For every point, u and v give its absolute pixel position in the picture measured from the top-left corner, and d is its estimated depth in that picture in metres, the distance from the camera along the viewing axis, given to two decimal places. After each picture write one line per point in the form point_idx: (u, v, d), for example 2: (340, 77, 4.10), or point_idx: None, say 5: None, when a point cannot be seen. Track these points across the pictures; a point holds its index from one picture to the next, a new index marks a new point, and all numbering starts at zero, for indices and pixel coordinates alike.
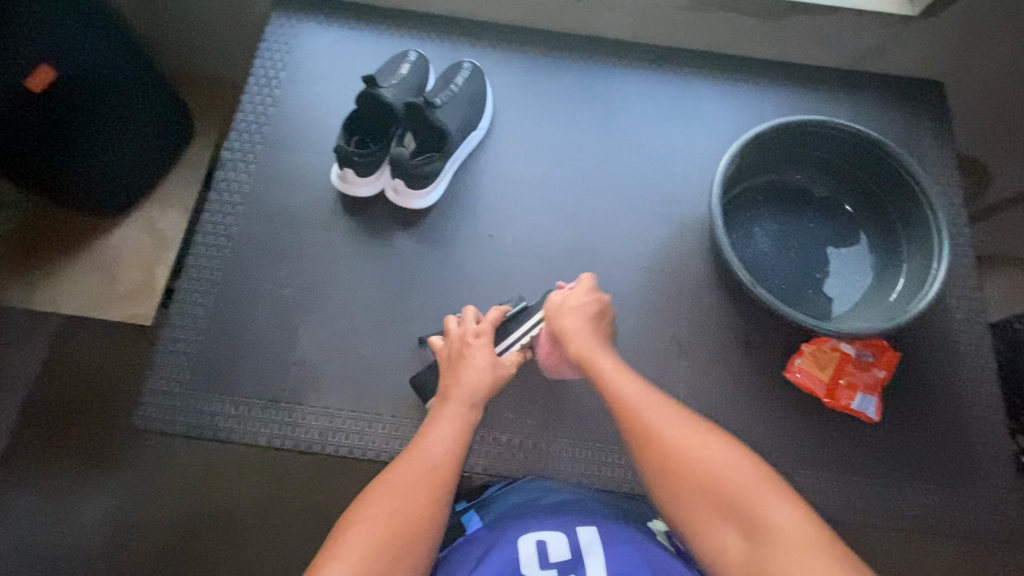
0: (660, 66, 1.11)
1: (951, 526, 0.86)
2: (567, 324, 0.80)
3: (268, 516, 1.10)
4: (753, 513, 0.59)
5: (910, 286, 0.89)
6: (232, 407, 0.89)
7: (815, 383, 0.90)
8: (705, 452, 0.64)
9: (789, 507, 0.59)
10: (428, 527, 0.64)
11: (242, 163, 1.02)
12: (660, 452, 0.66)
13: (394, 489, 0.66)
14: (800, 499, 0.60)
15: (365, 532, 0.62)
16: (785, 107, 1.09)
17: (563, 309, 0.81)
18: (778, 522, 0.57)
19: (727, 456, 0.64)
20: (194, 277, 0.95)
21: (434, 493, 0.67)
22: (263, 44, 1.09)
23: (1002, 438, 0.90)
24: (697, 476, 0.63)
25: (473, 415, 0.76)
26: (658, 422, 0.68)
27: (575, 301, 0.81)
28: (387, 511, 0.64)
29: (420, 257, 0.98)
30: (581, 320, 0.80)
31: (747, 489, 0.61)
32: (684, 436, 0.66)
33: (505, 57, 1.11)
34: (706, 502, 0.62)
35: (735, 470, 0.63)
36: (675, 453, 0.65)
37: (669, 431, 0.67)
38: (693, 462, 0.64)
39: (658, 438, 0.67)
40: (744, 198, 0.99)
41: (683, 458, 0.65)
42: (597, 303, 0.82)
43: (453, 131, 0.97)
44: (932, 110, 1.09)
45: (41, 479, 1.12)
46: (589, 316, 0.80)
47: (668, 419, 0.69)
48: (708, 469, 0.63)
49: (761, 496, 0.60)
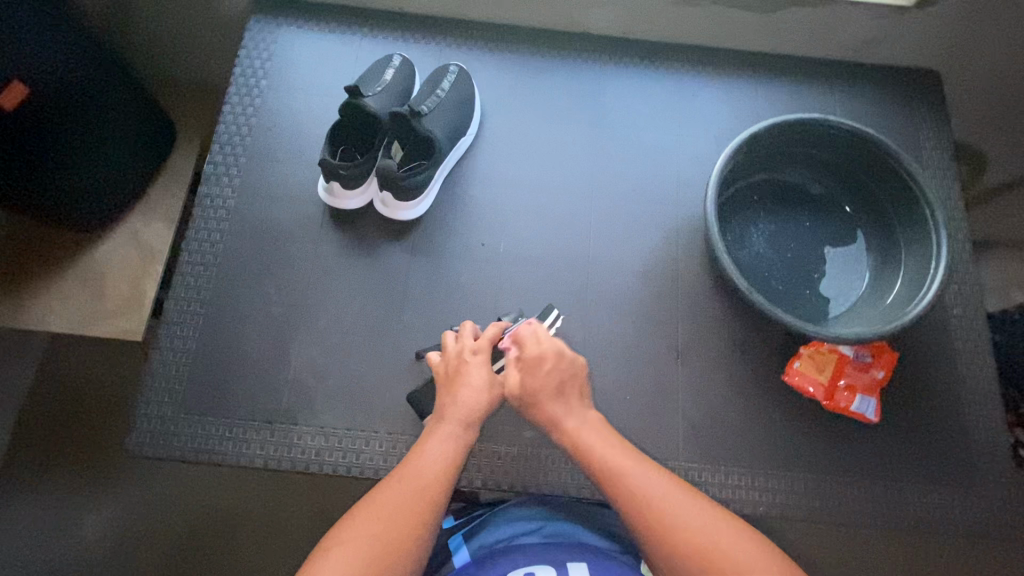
0: (652, 61, 1.09)
1: (949, 524, 0.86)
2: (539, 414, 0.73)
3: (270, 529, 1.10)
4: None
5: (907, 287, 0.88)
6: (227, 430, 0.87)
7: (814, 386, 0.89)
8: (726, 538, 0.61)
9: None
10: (414, 551, 0.64)
11: (226, 177, 1.00)
12: (680, 548, 0.62)
13: (383, 511, 0.65)
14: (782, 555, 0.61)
15: (345, 557, 0.61)
16: (780, 101, 1.06)
17: (527, 399, 0.74)
18: None
19: (746, 543, 0.61)
20: (182, 297, 0.93)
21: (422, 516, 0.66)
22: (241, 51, 1.06)
23: (1000, 434, 0.90)
24: (728, 574, 0.59)
25: (468, 435, 0.75)
26: (671, 510, 0.64)
27: (537, 374, 0.74)
28: (372, 535, 0.63)
29: (412, 269, 0.96)
30: (550, 401, 0.73)
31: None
32: (705, 526, 0.63)
33: (492, 57, 1.08)
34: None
35: (760, 558, 0.60)
36: (696, 545, 0.61)
37: (685, 518, 0.63)
38: (717, 553, 0.60)
39: (677, 532, 0.62)
40: (739, 198, 0.98)
41: (709, 551, 0.60)
42: (558, 371, 0.74)
43: (441, 139, 0.95)
44: (929, 101, 1.07)
45: (37, 500, 1.11)
46: (554, 393, 0.74)
47: (682, 505, 0.64)
48: (735, 562, 0.60)
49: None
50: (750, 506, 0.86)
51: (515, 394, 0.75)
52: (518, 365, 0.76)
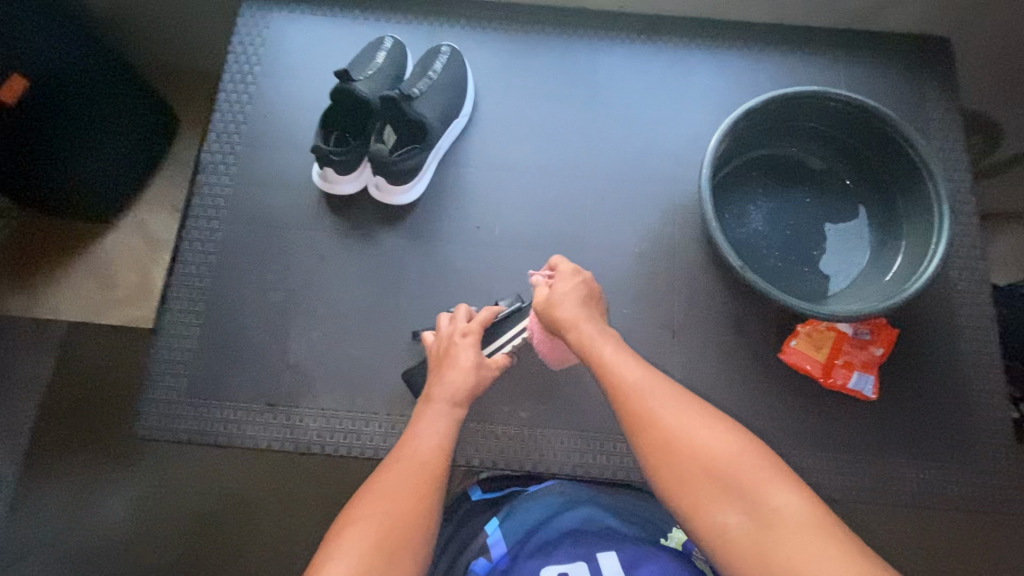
0: (648, 35, 1.06)
1: (948, 501, 0.86)
2: (564, 314, 0.75)
3: (279, 509, 1.11)
4: (753, 491, 0.59)
5: (907, 264, 0.86)
6: (232, 412, 0.90)
7: (810, 363, 0.89)
8: (703, 432, 0.63)
9: (789, 487, 0.59)
10: (420, 522, 0.65)
11: (223, 166, 1.01)
12: (660, 436, 0.64)
13: (388, 490, 0.66)
14: (799, 479, 0.61)
15: (366, 527, 0.63)
16: (780, 74, 1.04)
17: (557, 298, 0.76)
18: (782, 504, 0.58)
19: (725, 437, 0.63)
20: (184, 285, 0.95)
21: (425, 492, 0.67)
22: (234, 37, 1.06)
23: (1002, 410, 0.90)
24: (698, 460, 0.61)
25: (458, 413, 0.76)
26: (658, 404, 0.65)
27: (563, 285, 0.77)
28: (381, 510, 0.64)
29: (408, 254, 0.97)
30: (575, 306, 0.75)
31: (743, 470, 0.60)
32: (683, 419, 0.64)
33: (486, 37, 1.06)
34: (703, 489, 0.61)
35: (737, 455, 0.62)
36: (675, 435, 0.63)
37: (668, 412, 0.65)
38: (691, 443, 0.62)
39: (659, 424, 0.64)
40: (737, 175, 0.96)
41: (682, 438, 0.63)
42: (582, 285, 0.78)
43: (433, 122, 0.94)
44: (937, 68, 1.03)
45: (56, 484, 1.13)
46: (581, 299, 0.76)
47: (665, 399, 0.66)
48: (709, 451, 0.62)
49: (760, 475, 0.60)
50: None
51: (543, 302, 0.77)
52: (547, 281, 0.80)
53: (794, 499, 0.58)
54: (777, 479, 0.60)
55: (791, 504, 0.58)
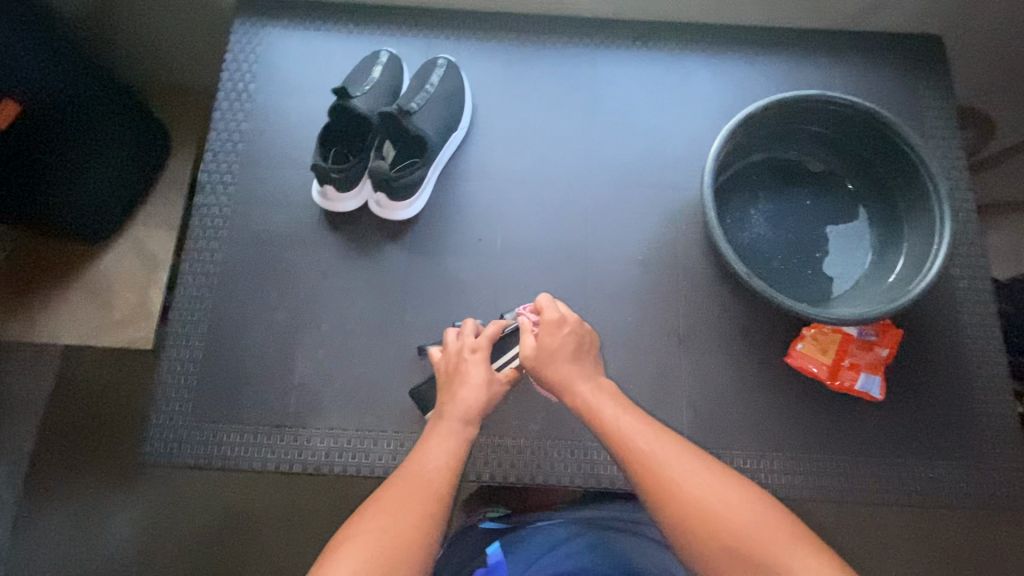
0: (644, 42, 1.06)
1: (958, 498, 0.86)
2: (555, 371, 0.75)
3: (287, 527, 1.10)
4: (774, 560, 0.58)
5: (911, 264, 0.86)
6: (239, 436, 0.89)
7: (817, 366, 0.89)
8: (720, 500, 0.62)
9: (807, 554, 0.58)
10: (421, 537, 0.63)
11: (220, 185, 1.00)
12: (677, 503, 0.62)
13: (393, 502, 0.66)
14: (816, 539, 0.60)
15: (364, 541, 0.61)
16: (777, 77, 1.04)
17: (545, 357, 0.75)
18: (804, 571, 0.57)
19: (741, 504, 0.62)
20: (186, 308, 0.94)
21: (429, 507, 0.66)
22: (227, 55, 1.05)
23: (1008, 406, 0.90)
24: (718, 534, 0.60)
25: (468, 431, 0.75)
26: (673, 473, 0.64)
27: (554, 336, 0.76)
28: (380, 526, 0.63)
29: (411, 268, 0.96)
30: (567, 362, 0.75)
31: (763, 535, 0.60)
32: (700, 487, 0.63)
33: (482, 48, 1.06)
34: (726, 562, 0.59)
35: (756, 522, 0.61)
36: (691, 499, 0.62)
37: (686, 479, 0.64)
38: (709, 510, 0.61)
39: (677, 496, 0.63)
40: (737, 180, 0.96)
41: (700, 503, 0.62)
42: (573, 335, 0.78)
43: (432, 136, 0.94)
44: (932, 67, 1.04)
45: (62, 511, 1.12)
46: (570, 355, 0.76)
47: (680, 465, 0.65)
48: (727, 522, 0.61)
49: (780, 541, 0.59)
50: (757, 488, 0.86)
51: (532, 359, 0.76)
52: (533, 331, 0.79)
53: (814, 566, 0.57)
54: (794, 546, 0.59)
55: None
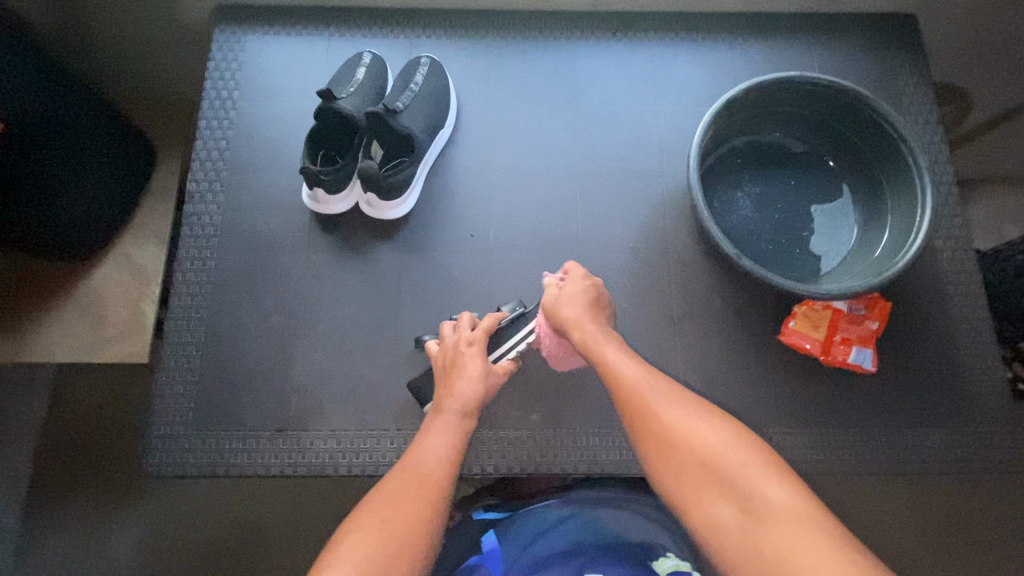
0: (624, 32, 1.07)
1: (951, 465, 0.88)
2: (569, 312, 0.76)
3: (294, 532, 1.10)
4: (746, 485, 0.59)
5: (894, 238, 0.88)
6: (241, 442, 0.89)
7: (809, 342, 0.90)
8: (697, 425, 0.63)
9: (779, 480, 0.58)
10: (423, 532, 0.63)
11: (209, 194, 1.00)
12: (657, 431, 0.64)
13: (393, 497, 0.66)
14: (794, 475, 0.60)
15: (365, 537, 0.61)
16: (756, 61, 1.05)
17: (563, 300, 0.78)
18: (775, 496, 0.57)
19: (717, 432, 0.63)
20: (181, 318, 0.94)
21: (429, 502, 0.66)
22: (209, 63, 1.05)
23: (996, 373, 0.92)
24: (692, 454, 0.62)
25: (466, 423, 0.76)
26: (654, 400, 0.66)
27: (573, 287, 0.79)
28: (380, 519, 0.63)
29: (404, 267, 0.96)
30: (581, 308, 0.77)
31: (737, 463, 0.60)
32: (680, 415, 0.64)
33: (464, 45, 1.07)
34: (697, 481, 0.61)
35: (731, 448, 0.61)
36: (671, 429, 0.63)
37: (668, 410, 0.65)
38: (687, 439, 0.62)
39: (656, 421, 0.64)
40: (721, 164, 0.98)
41: (681, 433, 0.63)
42: (592, 288, 0.79)
43: (419, 133, 0.94)
44: (906, 44, 1.06)
45: (66, 530, 1.11)
46: (589, 304, 0.78)
47: (663, 399, 0.66)
48: (702, 445, 0.62)
49: (754, 471, 0.59)
50: None
51: (552, 301, 0.79)
52: (558, 282, 0.81)
53: (783, 491, 0.57)
54: (767, 471, 0.60)
55: (780, 497, 0.57)
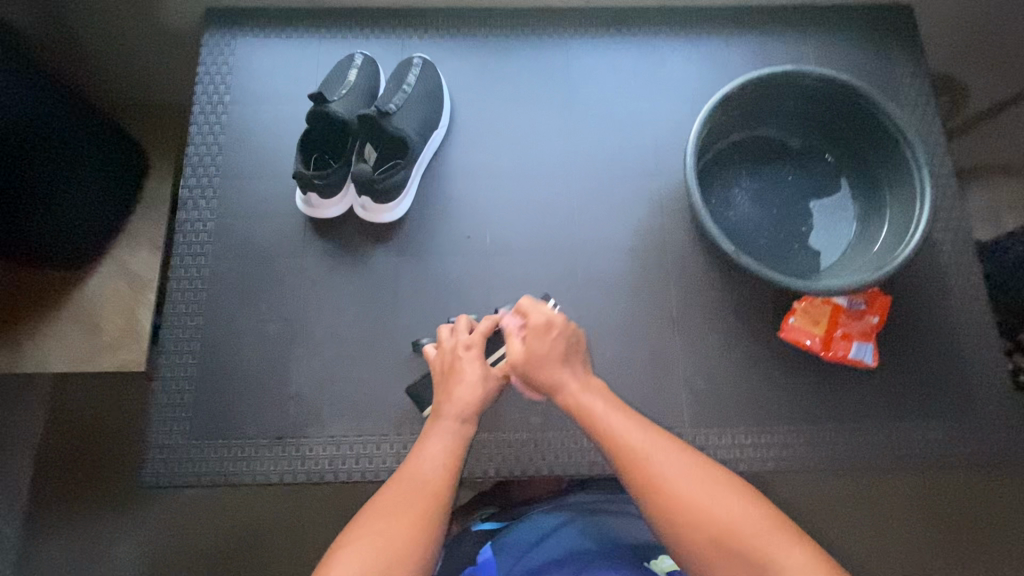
0: (617, 28, 1.06)
1: (954, 459, 0.88)
2: (547, 375, 0.74)
3: (296, 538, 1.09)
4: (767, 559, 0.59)
5: (894, 232, 0.88)
6: (240, 450, 0.89)
7: (810, 338, 0.90)
8: (710, 495, 0.63)
9: (796, 547, 0.59)
10: (422, 541, 0.63)
11: (202, 200, 0.99)
12: (670, 501, 0.63)
13: (391, 506, 0.65)
14: (806, 536, 0.61)
15: (364, 549, 0.61)
16: (751, 55, 1.05)
17: (534, 361, 0.74)
18: (796, 567, 0.58)
19: (727, 498, 0.63)
20: (177, 327, 0.93)
21: (429, 509, 0.65)
22: (199, 69, 1.04)
23: (998, 365, 0.92)
24: (709, 529, 0.61)
25: (465, 429, 0.75)
26: (663, 471, 0.64)
27: (542, 342, 0.75)
28: (378, 530, 0.63)
29: (400, 271, 0.96)
30: (555, 365, 0.74)
31: (756, 534, 0.60)
32: (691, 484, 0.64)
33: (456, 45, 1.06)
34: (716, 556, 0.60)
35: (745, 516, 0.61)
36: (685, 500, 0.62)
37: (679, 480, 0.64)
38: (702, 509, 0.62)
39: (669, 494, 0.63)
40: (718, 160, 0.97)
41: (696, 503, 0.62)
42: (561, 337, 0.76)
43: (413, 135, 0.93)
44: (902, 36, 1.05)
45: (66, 540, 1.10)
46: (559, 356, 0.75)
47: (672, 466, 0.65)
48: (717, 517, 0.61)
49: (772, 540, 0.60)
50: (759, 464, 0.87)
51: (520, 363, 0.76)
52: (520, 335, 0.78)
53: (801, 559, 0.58)
54: (785, 539, 0.60)
55: (800, 567, 0.58)
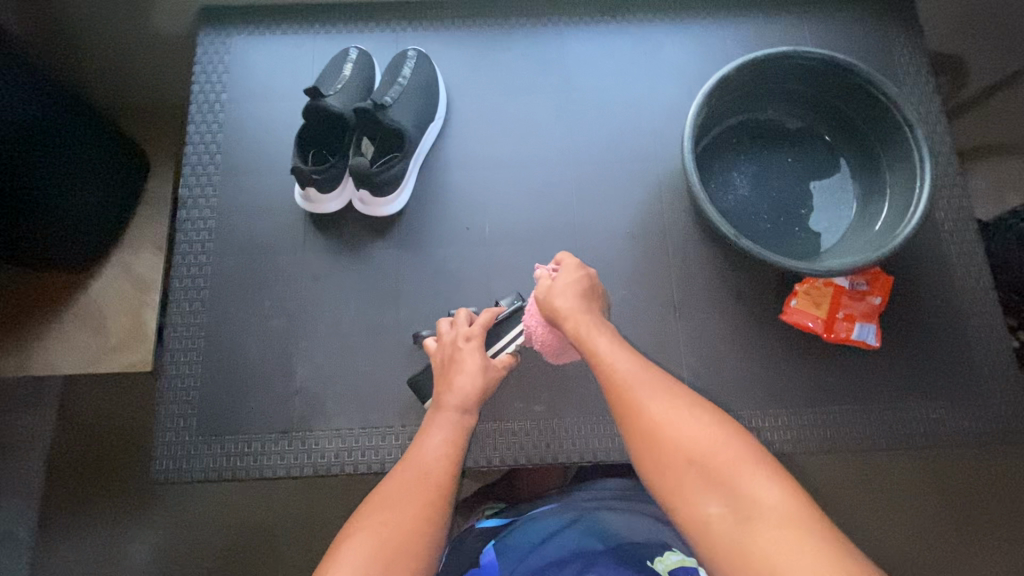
0: (612, 15, 1.06)
1: (959, 437, 0.88)
2: (563, 303, 0.75)
3: (306, 531, 1.11)
4: (734, 483, 0.57)
5: (894, 212, 0.87)
6: (247, 445, 0.90)
7: (812, 321, 0.90)
8: (686, 423, 0.62)
9: (767, 477, 0.57)
10: (425, 531, 0.63)
11: (202, 198, 0.99)
12: (647, 425, 0.63)
13: (393, 498, 0.66)
14: (788, 474, 0.58)
15: (366, 541, 0.61)
16: (748, 38, 1.04)
17: (556, 290, 0.76)
18: (764, 495, 0.56)
19: (707, 427, 0.62)
20: (181, 325, 0.94)
21: (430, 500, 0.66)
22: (195, 68, 1.04)
23: (1002, 342, 0.91)
24: (678, 449, 0.60)
25: (466, 419, 0.76)
26: (644, 398, 0.64)
27: (567, 276, 0.77)
28: (381, 520, 0.63)
29: (401, 263, 0.96)
30: (574, 298, 0.76)
31: (724, 460, 0.59)
32: (667, 409, 0.63)
33: (451, 36, 1.05)
34: (687, 479, 0.59)
35: (718, 444, 0.60)
36: (659, 424, 0.62)
37: (656, 406, 0.63)
38: (674, 435, 0.61)
39: (643, 414, 0.63)
40: (716, 144, 0.97)
41: (669, 429, 0.62)
42: (585, 278, 0.78)
43: (410, 127, 0.93)
44: (900, 14, 1.04)
45: (79, 539, 1.12)
46: (581, 293, 0.76)
47: (652, 393, 0.65)
48: (690, 442, 0.60)
49: (743, 468, 0.58)
50: (763, 445, 0.88)
51: (544, 292, 0.78)
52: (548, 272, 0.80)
53: (774, 492, 0.56)
54: (760, 470, 0.58)
55: (768, 497, 0.55)
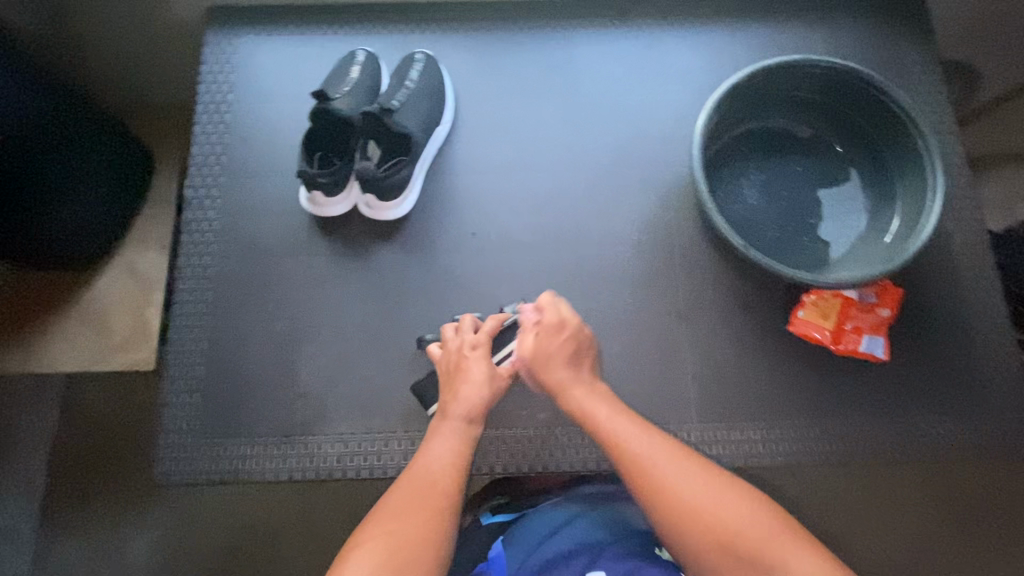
0: (622, 20, 1.05)
1: (968, 452, 0.87)
2: (552, 377, 0.75)
3: (307, 532, 1.10)
4: (770, 560, 0.60)
5: (905, 224, 0.87)
6: (249, 448, 0.89)
7: (819, 332, 0.88)
8: (716, 501, 0.63)
9: (791, 545, 0.60)
10: (431, 540, 0.62)
11: (207, 199, 0.99)
12: (679, 509, 0.63)
13: (399, 506, 0.65)
14: (809, 535, 0.62)
15: (373, 550, 0.61)
16: (759, 44, 1.03)
17: (543, 359, 0.76)
18: (797, 567, 0.59)
19: (737, 504, 0.63)
20: (184, 327, 0.93)
21: (436, 508, 0.65)
22: (202, 68, 1.04)
23: (1013, 356, 0.90)
24: (715, 534, 0.61)
25: (471, 428, 0.75)
26: (670, 477, 0.65)
27: (552, 338, 0.76)
28: (388, 529, 0.63)
29: (406, 267, 0.95)
30: (562, 365, 0.75)
31: (760, 534, 0.61)
32: (694, 488, 0.64)
33: (459, 39, 1.05)
34: (721, 556, 0.61)
35: (746, 516, 0.62)
36: (692, 506, 0.63)
37: (689, 490, 0.64)
38: (708, 514, 0.62)
39: (677, 498, 0.63)
40: (726, 152, 0.96)
41: (701, 511, 0.63)
42: (572, 338, 0.77)
43: (417, 131, 0.93)
44: (914, 22, 1.03)
45: (81, 537, 1.12)
46: (567, 357, 0.76)
47: (682, 473, 0.65)
48: (723, 520, 0.62)
49: (775, 543, 0.60)
50: (769, 457, 0.87)
51: (531, 356, 0.77)
52: (534, 329, 0.79)
53: (805, 560, 0.59)
54: (789, 542, 0.60)
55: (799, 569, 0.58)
